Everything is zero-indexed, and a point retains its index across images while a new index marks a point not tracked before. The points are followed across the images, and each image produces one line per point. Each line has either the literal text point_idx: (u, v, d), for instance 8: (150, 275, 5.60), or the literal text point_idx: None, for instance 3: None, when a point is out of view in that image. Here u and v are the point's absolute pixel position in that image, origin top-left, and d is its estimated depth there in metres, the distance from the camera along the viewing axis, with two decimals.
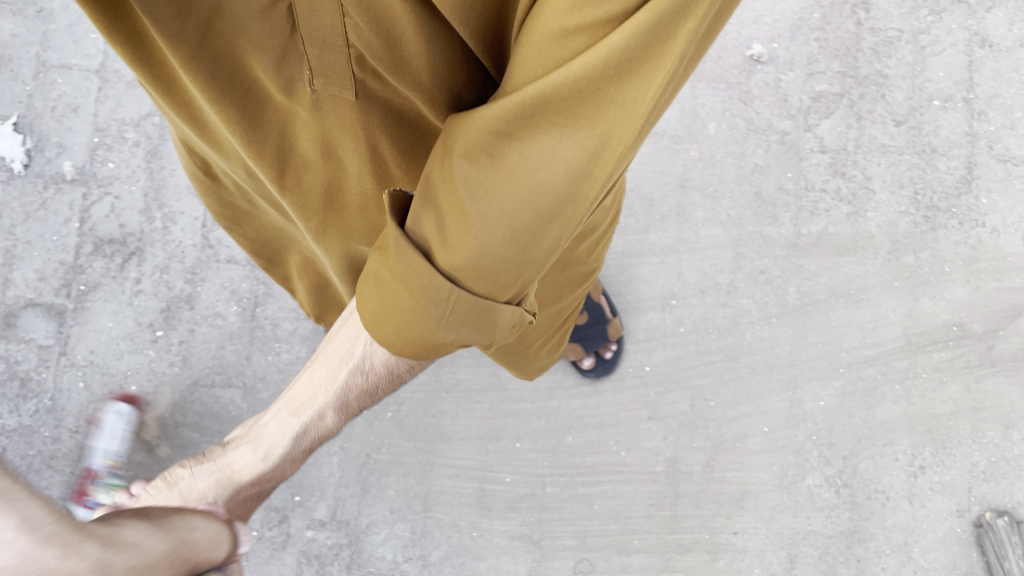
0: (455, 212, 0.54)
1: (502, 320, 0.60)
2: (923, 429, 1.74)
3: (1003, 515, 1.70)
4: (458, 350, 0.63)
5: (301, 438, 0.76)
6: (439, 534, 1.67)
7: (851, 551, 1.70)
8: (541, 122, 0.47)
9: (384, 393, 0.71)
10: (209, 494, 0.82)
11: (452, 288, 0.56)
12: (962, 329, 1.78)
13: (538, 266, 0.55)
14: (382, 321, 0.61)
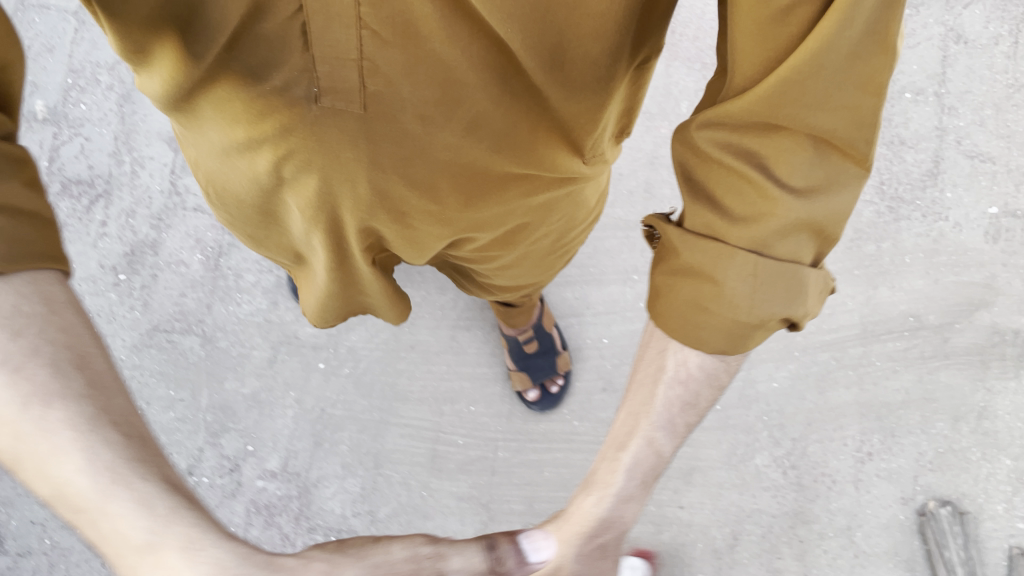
0: (732, 190, 0.68)
1: (810, 281, 0.71)
2: (873, 416, 1.76)
3: (946, 505, 1.72)
4: (772, 331, 0.73)
5: (635, 470, 0.75)
6: (389, 493, 1.68)
7: (794, 532, 1.71)
8: (796, 101, 0.61)
9: (705, 405, 0.76)
10: (555, 560, 0.75)
11: (757, 257, 0.68)
12: (918, 320, 1.80)
13: (797, 227, 0.68)
14: (688, 322, 0.73)
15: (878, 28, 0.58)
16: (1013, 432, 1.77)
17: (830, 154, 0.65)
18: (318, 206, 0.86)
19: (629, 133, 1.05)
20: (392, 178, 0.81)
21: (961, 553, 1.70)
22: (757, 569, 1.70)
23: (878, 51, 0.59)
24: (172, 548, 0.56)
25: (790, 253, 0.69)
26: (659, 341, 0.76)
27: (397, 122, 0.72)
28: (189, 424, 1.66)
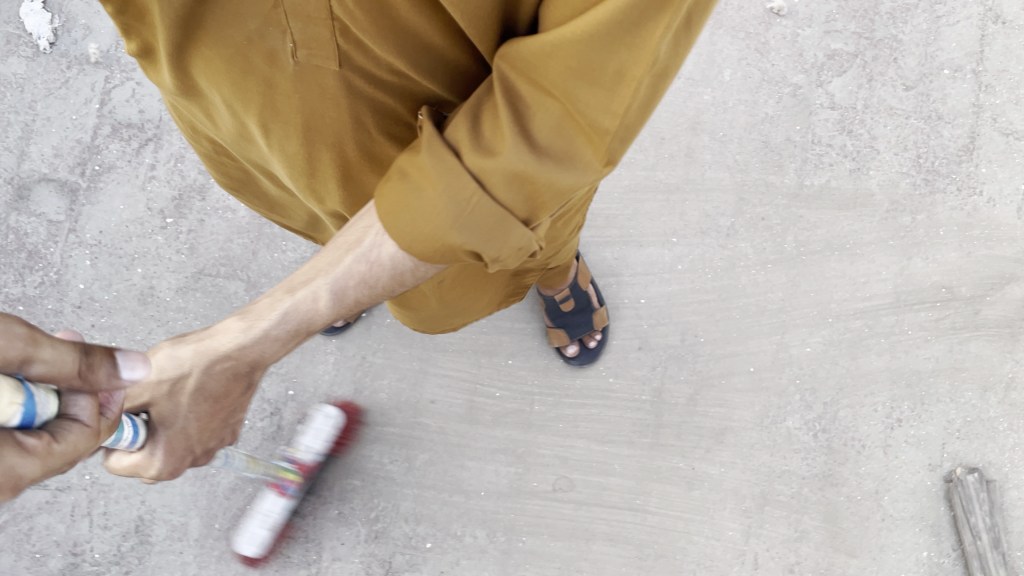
0: (494, 127, 0.70)
1: (512, 233, 0.75)
2: (903, 384, 1.79)
3: (973, 472, 1.75)
4: (457, 259, 0.78)
5: (287, 315, 0.84)
6: (426, 441, 1.71)
7: (823, 495, 1.74)
8: (578, 59, 0.63)
9: (384, 286, 0.82)
10: (189, 364, 0.88)
11: (476, 189, 0.71)
12: (950, 292, 1.83)
13: (544, 184, 0.72)
14: (397, 223, 0.75)
15: (646, 23, 0.61)
16: None
17: (581, 137, 0.69)
18: (302, 160, 0.98)
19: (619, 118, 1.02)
20: (369, 131, 0.91)
21: (987, 520, 1.72)
22: (785, 529, 1.72)
23: (652, 39, 0.63)
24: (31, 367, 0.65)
25: (477, 189, 0.71)
26: (369, 220, 0.80)
27: (363, 79, 0.83)
28: None
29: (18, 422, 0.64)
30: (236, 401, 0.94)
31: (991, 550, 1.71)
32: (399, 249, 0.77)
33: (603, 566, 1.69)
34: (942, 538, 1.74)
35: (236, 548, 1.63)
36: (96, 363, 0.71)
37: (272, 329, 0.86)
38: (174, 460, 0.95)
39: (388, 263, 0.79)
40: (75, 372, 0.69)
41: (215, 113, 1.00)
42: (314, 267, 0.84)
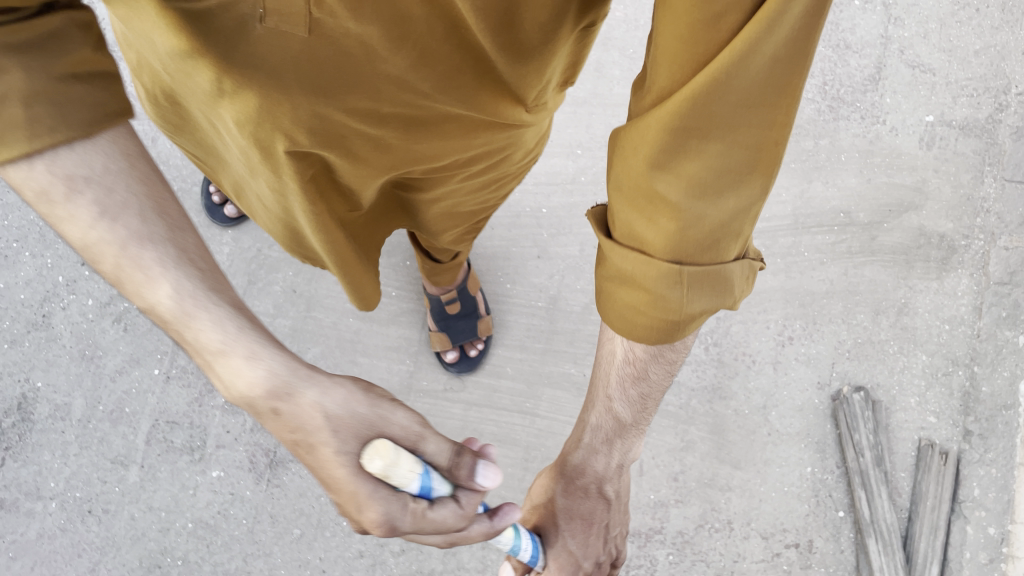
0: (655, 205, 0.66)
1: (733, 274, 0.72)
2: (797, 304, 1.81)
3: (859, 391, 1.77)
4: (703, 322, 0.74)
5: (597, 429, 0.91)
6: (318, 335, 1.73)
7: (710, 407, 1.77)
8: (720, 104, 0.57)
9: (654, 381, 0.83)
10: (551, 490, 0.96)
11: (682, 267, 0.69)
12: (848, 217, 1.85)
13: (731, 224, 0.67)
14: (627, 322, 0.75)
15: (803, 40, 0.55)
16: (932, 330, 1.83)
17: (757, 166, 0.63)
18: (250, 132, 0.84)
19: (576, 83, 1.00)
20: (335, 107, 0.79)
21: (871, 438, 1.75)
22: (671, 439, 1.75)
23: (803, 51, 0.56)
24: (241, 357, 0.69)
25: (702, 259, 0.69)
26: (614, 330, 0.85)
27: (333, 53, 0.72)
28: None
29: (413, 488, 0.69)
30: (604, 517, 0.94)
31: (872, 468, 1.73)
32: (641, 340, 0.76)
33: None
34: (827, 456, 1.77)
35: (119, 431, 1.64)
36: (461, 462, 0.73)
37: (591, 442, 0.92)
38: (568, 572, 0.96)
39: (655, 363, 0.82)
40: (441, 464, 0.72)
41: (159, 62, 0.82)
42: (597, 385, 0.89)
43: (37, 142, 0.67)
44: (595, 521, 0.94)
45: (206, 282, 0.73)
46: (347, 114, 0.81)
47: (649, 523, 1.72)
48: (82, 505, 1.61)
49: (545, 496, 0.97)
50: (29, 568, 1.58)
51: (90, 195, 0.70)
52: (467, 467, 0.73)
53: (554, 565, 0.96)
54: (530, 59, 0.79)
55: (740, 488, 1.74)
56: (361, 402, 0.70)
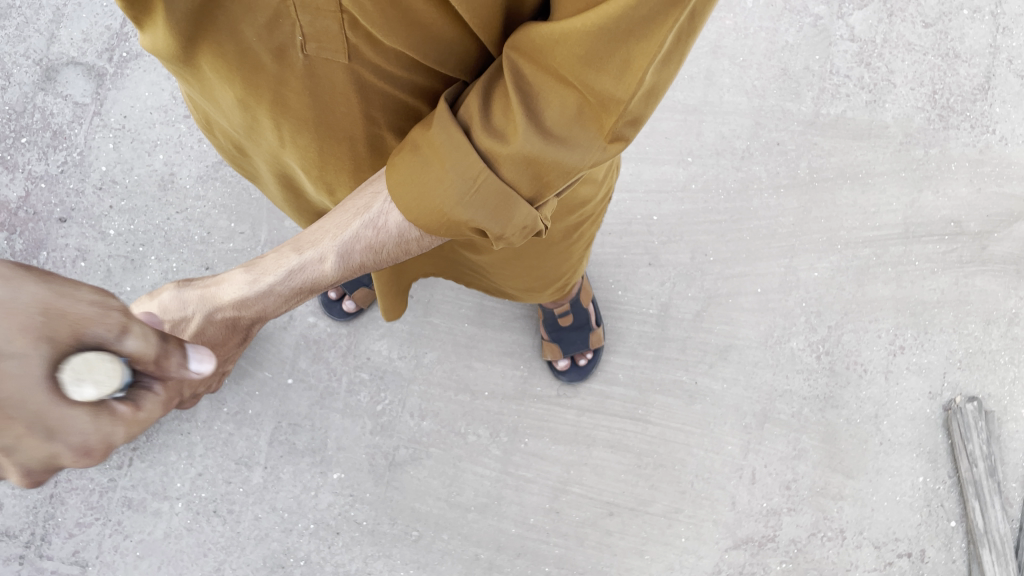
0: (504, 109, 0.66)
1: (518, 213, 0.72)
2: (908, 313, 1.81)
3: (972, 401, 1.77)
4: (469, 233, 0.74)
5: (293, 275, 0.81)
6: (433, 340, 1.75)
7: (822, 416, 1.76)
8: (585, 52, 0.58)
9: (390, 253, 0.78)
10: (193, 307, 0.88)
11: (483, 170, 0.68)
12: (959, 227, 1.85)
13: (554, 168, 0.68)
14: (407, 198, 0.72)
15: (663, 15, 0.56)
16: None
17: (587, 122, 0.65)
18: (316, 156, 0.93)
19: None
20: (389, 129, 0.85)
21: (984, 449, 1.74)
22: (784, 447, 1.75)
23: (662, 26, 0.57)
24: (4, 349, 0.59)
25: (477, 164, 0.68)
26: (377, 184, 0.76)
27: (377, 77, 0.76)
28: (246, 256, 1.69)
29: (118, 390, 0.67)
30: (228, 352, 0.94)
31: (985, 478, 1.73)
32: (405, 220, 0.74)
33: (602, 471, 1.72)
34: (939, 466, 1.76)
35: (243, 433, 1.66)
36: (170, 352, 0.70)
37: (275, 283, 0.83)
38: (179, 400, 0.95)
39: (396, 231, 0.76)
40: (151, 356, 0.69)
41: (223, 110, 0.95)
42: (322, 229, 0.79)
43: None
44: (222, 351, 0.92)
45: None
46: (401, 136, 0.86)
47: (762, 531, 1.72)
48: (207, 505, 1.64)
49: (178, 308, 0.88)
50: (156, 567, 1.61)
51: None
52: (177, 357, 0.71)
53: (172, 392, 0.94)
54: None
55: (852, 497, 1.74)
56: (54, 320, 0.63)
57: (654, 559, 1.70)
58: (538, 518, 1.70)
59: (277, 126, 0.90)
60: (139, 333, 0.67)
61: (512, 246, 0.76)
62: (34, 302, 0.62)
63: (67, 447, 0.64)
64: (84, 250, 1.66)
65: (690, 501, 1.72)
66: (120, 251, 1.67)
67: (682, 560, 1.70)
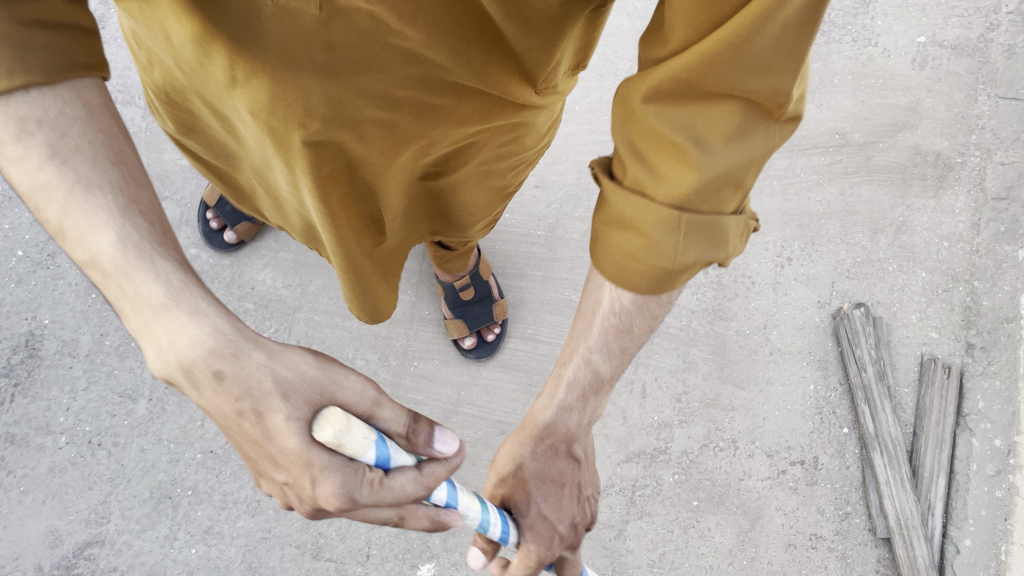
0: (665, 154, 0.67)
1: (729, 229, 0.71)
2: (795, 225, 1.84)
3: (859, 307, 1.77)
4: (695, 274, 0.73)
5: (573, 385, 0.81)
6: (319, 270, 1.75)
7: (710, 328, 1.79)
8: (733, 59, 0.59)
9: (639, 331, 0.77)
10: (515, 453, 0.86)
11: (682, 213, 0.68)
12: (843, 138, 1.89)
13: (727, 182, 0.68)
14: (620, 267, 0.73)
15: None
16: (931, 247, 1.83)
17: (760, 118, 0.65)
18: (267, 112, 0.77)
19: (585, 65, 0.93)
20: (352, 88, 0.73)
21: (872, 353, 1.75)
22: (674, 360, 1.77)
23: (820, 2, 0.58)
24: (180, 322, 0.69)
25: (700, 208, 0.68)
26: (599, 279, 0.78)
27: (347, 26, 0.65)
28: None
29: (371, 460, 0.71)
30: (576, 479, 0.87)
31: (875, 382, 1.73)
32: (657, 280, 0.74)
33: (490, 390, 1.72)
34: (829, 373, 1.77)
35: (126, 365, 1.67)
36: (419, 430, 0.76)
37: (564, 401, 0.81)
38: (542, 544, 0.90)
39: (637, 311, 0.75)
40: (401, 431, 0.75)
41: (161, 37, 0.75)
42: (575, 338, 0.81)
43: (17, 79, 0.68)
44: (567, 482, 0.86)
45: (155, 238, 0.73)
46: (362, 98, 0.75)
47: (654, 444, 1.73)
48: (91, 438, 1.63)
49: (512, 462, 0.87)
50: (41, 502, 1.60)
51: (40, 136, 0.70)
52: (422, 440, 0.76)
53: (532, 536, 0.90)
54: (543, 33, 0.72)
55: (743, 407, 1.75)
56: (309, 366, 0.72)
57: None
58: None
59: (228, 67, 0.73)
60: (389, 413, 0.75)
61: (733, 260, 0.75)
62: (315, 385, 0.71)
63: (325, 495, 0.69)
64: None
65: None
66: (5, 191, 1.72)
67: None
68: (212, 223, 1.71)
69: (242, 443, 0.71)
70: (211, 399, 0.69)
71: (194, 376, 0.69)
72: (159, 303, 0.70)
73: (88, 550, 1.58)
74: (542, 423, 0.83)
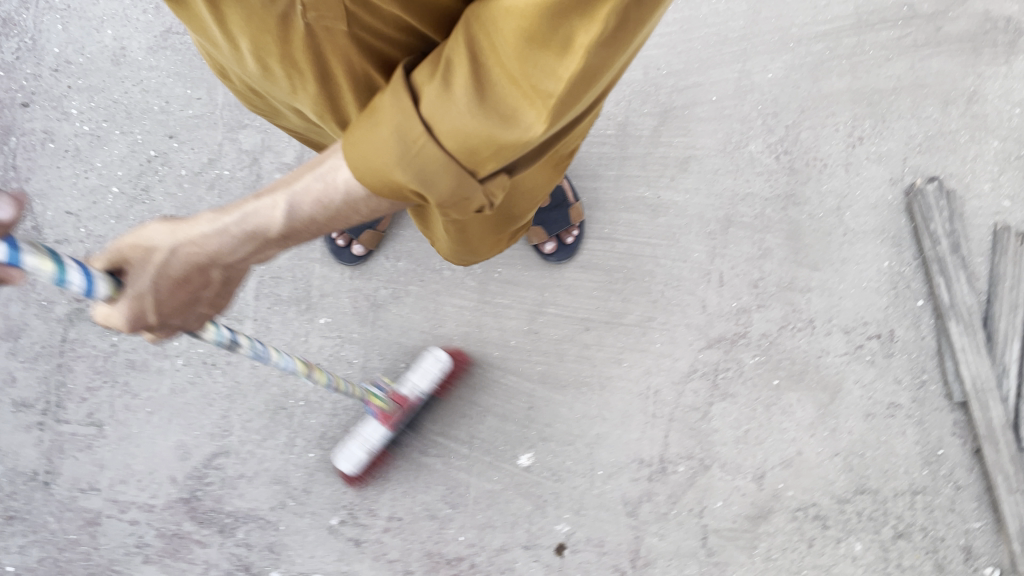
0: (437, 85, 0.71)
1: (467, 180, 0.76)
2: (865, 103, 1.84)
3: (932, 182, 1.80)
4: (384, 191, 0.79)
5: (248, 219, 0.87)
6: None
7: (785, 214, 1.81)
8: (507, 31, 0.63)
9: (331, 213, 0.84)
10: (164, 239, 0.88)
11: (421, 136, 0.72)
12: (912, 10, 1.86)
13: (479, 143, 0.72)
14: (360, 157, 0.76)
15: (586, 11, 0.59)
16: (1003, 116, 1.83)
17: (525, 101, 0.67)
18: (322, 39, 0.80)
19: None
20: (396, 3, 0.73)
21: (946, 226, 1.78)
22: (750, 248, 1.81)
23: (588, 26, 0.60)
24: None
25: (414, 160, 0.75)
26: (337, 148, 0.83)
27: None
28: (206, 120, 1.76)
29: None
30: (204, 278, 0.93)
31: (949, 255, 1.77)
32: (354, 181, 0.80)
33: (572, 288, 1.81)
34: (903, 249, 1.81)
35: None
36: None
37: (231, 224, 0.88)
38: (132, 322, 0.93)
39: (343, 189, 0.82)
40: None
41: None
42: (283, 181, 0.86)
43: None
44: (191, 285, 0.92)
45: None
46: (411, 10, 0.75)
47: (733, 329, 1.80)
48: (205, 358, 1.74)
49: (147, 242, 0.89)
50: (167, 419, 1.73)
51: None
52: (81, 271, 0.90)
53: (122, 306, 0.92)
54: None
55: (820, 288, 1.80)
56: None
57: (631, 366, 1.80)
58: (519, 339, 1.80)
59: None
60: None
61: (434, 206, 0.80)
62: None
63: None
64: (50, 131, 1.74)
65: (662, 308, 1.80)
66: (86, 128, 1.75)
67: (659, 364, 1.79)
68: (340, 240, 1.77)
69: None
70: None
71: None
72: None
73: (217, 460, 1.72)
74: (200, 233, 0.89)
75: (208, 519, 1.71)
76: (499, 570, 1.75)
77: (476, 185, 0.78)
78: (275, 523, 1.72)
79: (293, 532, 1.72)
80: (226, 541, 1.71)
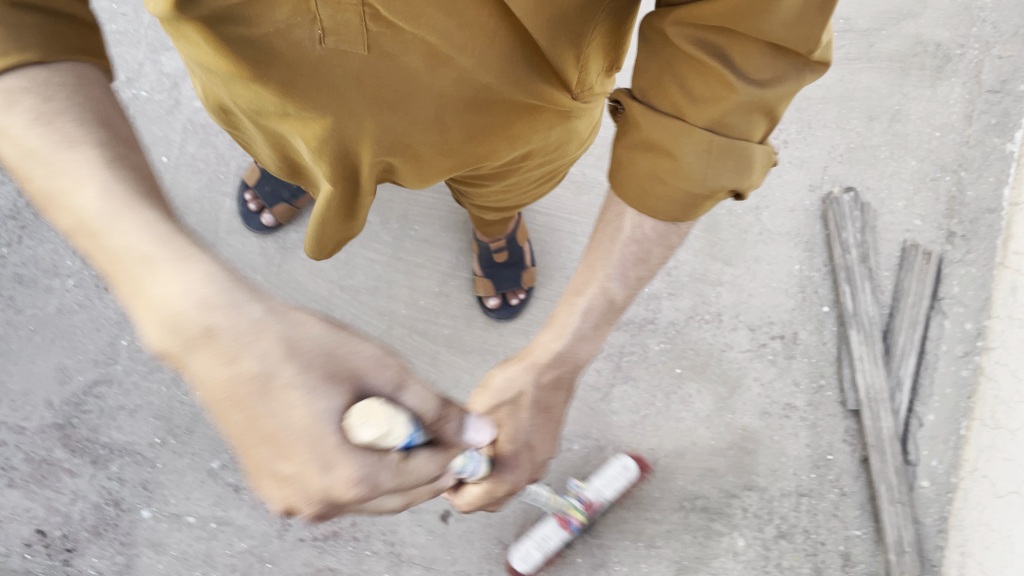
0: (646, 153, 0.83)
1: (756, 157, 0.82)
2: (795, 108, 1.92)
3: (849, 193, 1.85)
4: (718, 199, 0.85)
5: (268, 354, 0.61)
6: None
7: (705, 207, 1.85)
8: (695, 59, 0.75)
9: (319, 372, 0.62)
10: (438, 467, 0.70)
11: (712, 137, 0.78)
12: (848, 23, 1.98)
13: (700, 145, 0.79)
14: (642, 191, 0.85)
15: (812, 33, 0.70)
16: (922, 136, 1.90)
17: (740, 121, 0.78)
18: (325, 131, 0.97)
19: (618, 66, 1.09)
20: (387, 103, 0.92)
21: (858, 237, 1.83)
22: None
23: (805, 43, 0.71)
24: None
25: (788, 88, 0.76)
26: (259, 318, 0.62)
27: (419, 62, 0.85)
28: (130, 38, 1.79)
29: None
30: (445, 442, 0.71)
31: (858, 265, 1.82)
32: (661, 215, 0.87)
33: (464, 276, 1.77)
34: (815, 256, 1.85)
35: None
36: None
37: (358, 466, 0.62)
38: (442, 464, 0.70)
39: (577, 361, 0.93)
40: None
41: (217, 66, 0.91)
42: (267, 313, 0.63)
43: None
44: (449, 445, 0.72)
45: None
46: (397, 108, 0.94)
47: (642, 314, 1.83)
48: (98, 282, 1.71)
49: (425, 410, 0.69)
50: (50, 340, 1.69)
51: None
52: (458, 422, 0.73)
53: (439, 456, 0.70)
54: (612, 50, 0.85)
55: (730, 283, 1.84)
56: None
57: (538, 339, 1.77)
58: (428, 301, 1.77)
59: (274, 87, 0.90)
60: None
61: (754, 187, 0.85)
62: (320, 344, 0.64)
63: None
64: None
65: None
66: None
67: None
68: (251, 204, 1.69)
69: (67, 212, 0.67)
70: (72, 166, 0.67)
71: (179, 322, 0.61)
72: (148, 233, 0.65)
73: (98, 389, 1.68)
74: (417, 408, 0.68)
75: (81, 449, 1.66)
76: (380, 531, 1.72)
77: (727, 170, 0.81)
78: (151, 460, 1.67)
79: (169, 472, 1.67)
80: (96, 474, 1.66)
